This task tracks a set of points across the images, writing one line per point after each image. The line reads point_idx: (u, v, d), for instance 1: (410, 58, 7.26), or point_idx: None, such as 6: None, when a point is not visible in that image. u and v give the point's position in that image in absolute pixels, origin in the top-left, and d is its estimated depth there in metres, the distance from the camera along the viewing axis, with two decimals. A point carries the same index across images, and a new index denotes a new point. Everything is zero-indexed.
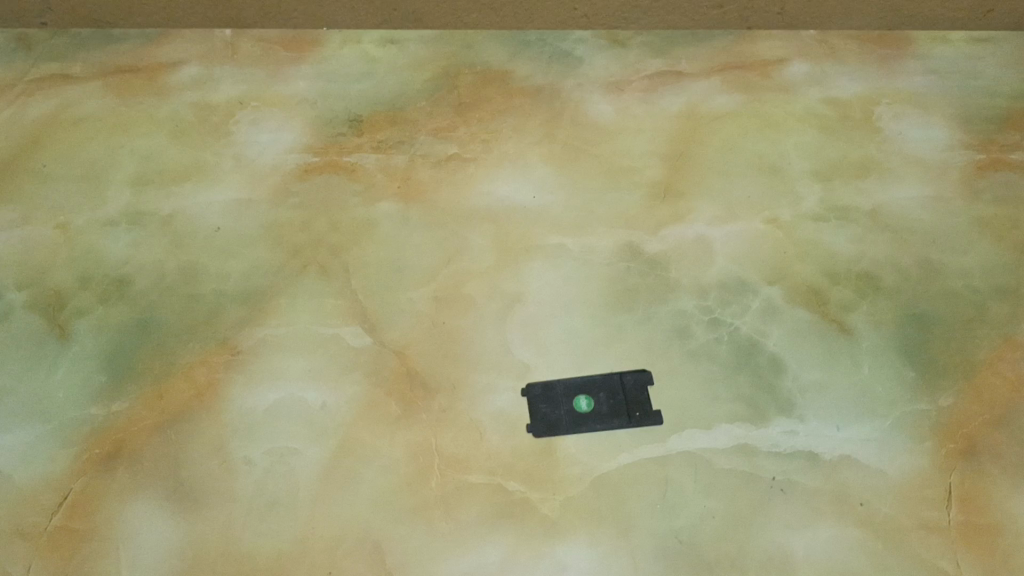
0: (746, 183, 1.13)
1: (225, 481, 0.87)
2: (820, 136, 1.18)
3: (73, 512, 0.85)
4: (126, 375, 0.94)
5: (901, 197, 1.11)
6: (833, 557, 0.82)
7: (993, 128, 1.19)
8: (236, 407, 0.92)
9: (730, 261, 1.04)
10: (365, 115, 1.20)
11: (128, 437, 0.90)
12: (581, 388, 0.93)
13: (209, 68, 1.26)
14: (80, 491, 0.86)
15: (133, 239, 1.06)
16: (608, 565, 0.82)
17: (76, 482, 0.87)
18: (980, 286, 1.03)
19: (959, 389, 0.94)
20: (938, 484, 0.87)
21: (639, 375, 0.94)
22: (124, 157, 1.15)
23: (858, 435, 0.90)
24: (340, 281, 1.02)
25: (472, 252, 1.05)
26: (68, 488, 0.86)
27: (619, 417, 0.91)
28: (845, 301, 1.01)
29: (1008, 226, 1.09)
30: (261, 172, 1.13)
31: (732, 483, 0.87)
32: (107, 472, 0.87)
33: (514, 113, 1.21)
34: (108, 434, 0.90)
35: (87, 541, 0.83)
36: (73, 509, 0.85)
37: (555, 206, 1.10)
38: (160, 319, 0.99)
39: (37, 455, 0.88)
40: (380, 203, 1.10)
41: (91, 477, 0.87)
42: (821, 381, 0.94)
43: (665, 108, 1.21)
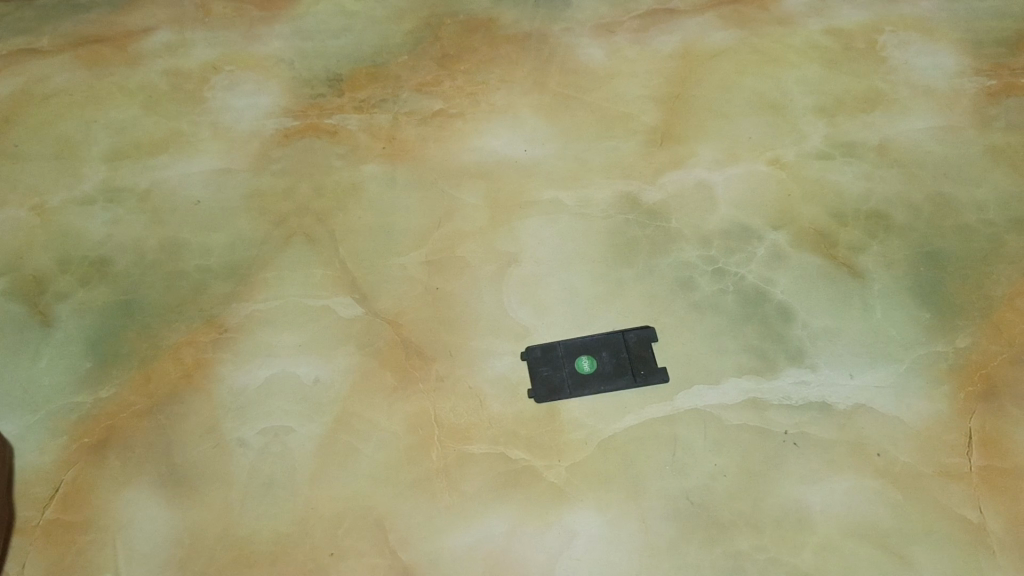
0: (745, 123, 1.08)
1: (220, 464, 0.84)
2: (821, 69, 1.13)
3: (66, 503, 0.83)
4: (111, 359, 0.92)
5: (908, 130, 1.07)
6: (850, 510, 0.80)
7: (1004, 51, 1.13)
8: (229, 386, 0.89)
9: (731, 207, 1.00)
10: (345, 73, 1.15)
11: (118, 424, 0.87)
12: (583, 348, 0.90)
13: (179, 33, 1.21)
14: (72, 482, 0.84)
15: (111, 218, 1.03)
16: (617, 531, 0.79)
17: (67, 472, 0.85)
18: (995, 219, 0.98)
19: (976, 328, 0.90)
20: (958, 428, 0.84)
21: (643, 331, 0.91)
22: (98, 131, 1.11)
23: (872, 382, 0.87)
24: (329, 250, 0.99)
25: (464, 212, 1.01)
26: (59, 479, 0.84)
27: (623, 376, 0.88)
28: (854, 243, 0.97)
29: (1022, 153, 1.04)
30: (241, 140, 1.09)
31: (743, 439, 0.84)
32: (98, 461, 0.85)
33: (501, 62, 1.16)
34: (97, 422, 0.88)
35: (82, 533, 0.81)
36: (67, 500, 0.83)
37: (548, 158, 1.06)
38: (143, 300, 0.96)
39: (25, 445, 0.86)
40: (365, 164, 1.06)
41: (83, 467, 0.85)
42: (831, 328, 0.91)
43: (657, 49, 1.16)
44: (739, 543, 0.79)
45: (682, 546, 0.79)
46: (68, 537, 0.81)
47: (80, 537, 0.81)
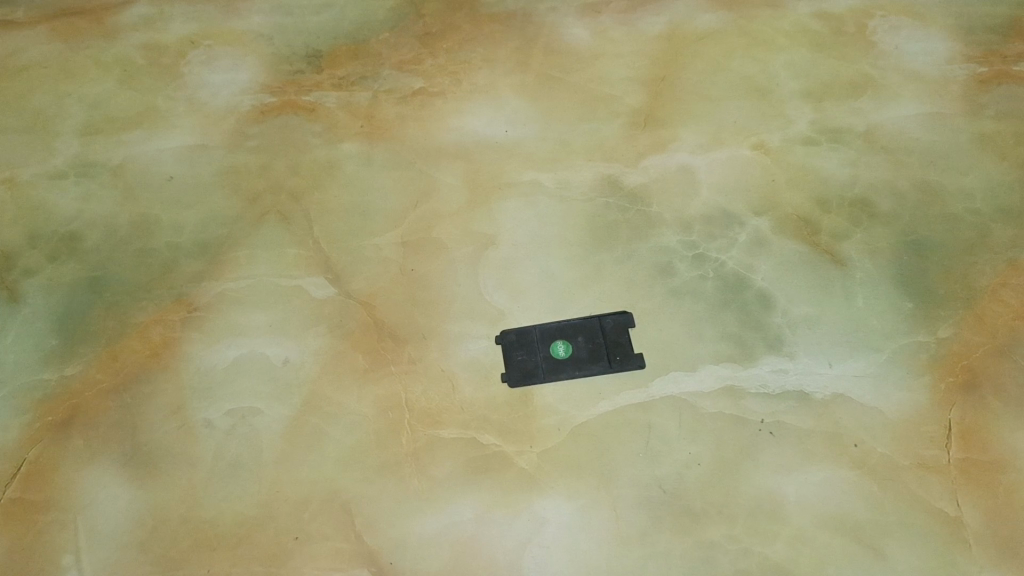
0: (730, 107, 1.06)
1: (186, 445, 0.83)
2: (809, 53, 1.11)
3: (28, 481, 0.81)
4: (78, 337, 0.90)
5: (896, 116, 1.05)
6: (824, 501, 0.79)
7: (997, 38, 1.12)
8: (197, 366, 0.88)
9: (713, 192, 0.99)
10: (325, 50, 1.14)
11: (84, 403, 0.86)
12: (558, 333, 0.89)
13: (158, 6, 1.19)
14: (35, 461, 0.83)
15: (83, 193, 1.01)
16: (587, 519, 0.78)
17: (30, 450, 0.83)
18: (981, 208, 0.97)
19: (958, 318, 0.89)
20: (937, 420, 0.83)
21: (620, 316, 0.90)
22: (71, 105, 1.09)
23: (851, 372, 0.86)
24: (303, 229, 0.97)
25: (442, 192, 1.00)
26: (23, 457, 0.83)
27: (598, 361, 0.87)
28: (837, 230, 0.96)
29: (1011, 142, 1.02)
30: (217, 116, 1.07)
31: (718, 427, 0.83)
32: (63, 439, 0.84)
33: (484, 41, 1.14)
34: (63, 400, 0.86)
35: (44, 512, 0.80)
36: (29, 479, 0.82)
37: (529, 139, 1.04)
38: (113, 277, 0.94)
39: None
40: (343, 143, 1.04)
41: (46, 446, 0.83)
42: (811, 316, 0.90)
43: (644, 30, 1.14)
44: (711, 532, 0.77)
45: (653, 535, 0.77)
46: (29, 516, 0.80)
47: (42, 515, 0.80)
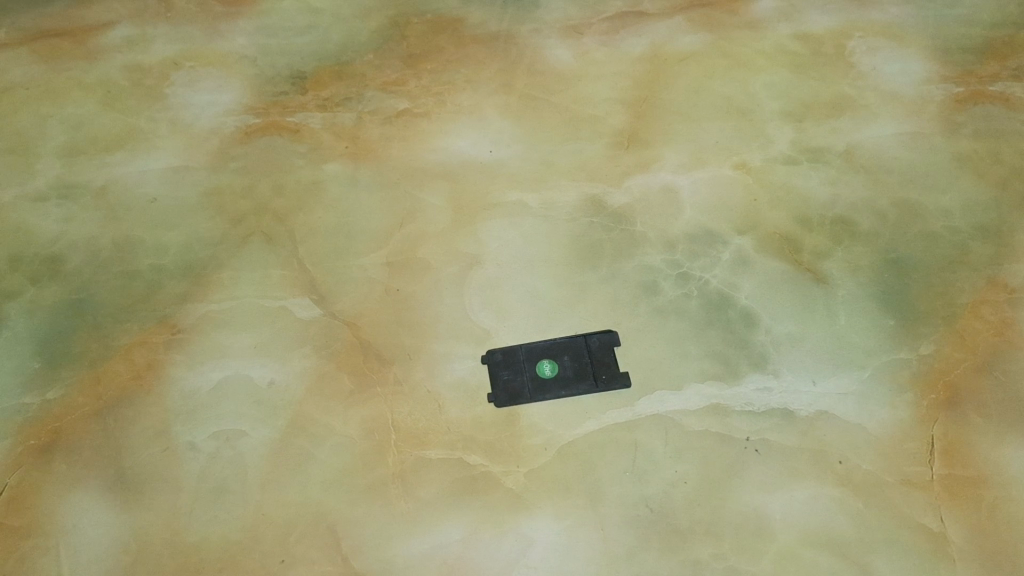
0: (711, 127, 1.08)
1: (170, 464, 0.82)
2: (790, 74, 1.13)
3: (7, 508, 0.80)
4: (61, 360, 0.89)
5: (875, 136, 1.06)
6: (810, 518, 0.79)
7: (972, 58, 1.13)
8: (180, 388, 0.87)
9: (696, 211, 1.00)
10: (309, 71, 1.14)
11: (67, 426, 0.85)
12: (544, 352, 0.89)
13: (141, 27, 1.20)
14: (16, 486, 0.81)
15: (65, 215, 1.01)
16: (575, 540, 0.78)
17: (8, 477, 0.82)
18: (960, 226, 0.98)
19: (939, 335, 0.90)
20: (920, 436, 0.83)
21: (606, 335, 0.90)
22: (54, 127, 1.09)
23: (835, 389, 0.86)
24: (288, 249, 0.97)
25: (428, 212, 1.00)
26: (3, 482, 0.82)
27: (584, 381, 0.87)
28: (818, 249, 0.97)
29: (988, 161, 1.03)
30: (201, 137, 1.07)
31: (705, 445, 0.83)
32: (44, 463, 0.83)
33: (468, 62, 1.15)
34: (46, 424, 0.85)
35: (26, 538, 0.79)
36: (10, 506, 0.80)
37: (514, 160, 1.04)
38: (96, 300, 0.94)
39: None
40: (327, 164, 1.05)
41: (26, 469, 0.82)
42: (794, 334, 0.90)
43: (626, 52, 1.15)
44: (698, 551, 0.77)
45: (640, 555, 0.77)
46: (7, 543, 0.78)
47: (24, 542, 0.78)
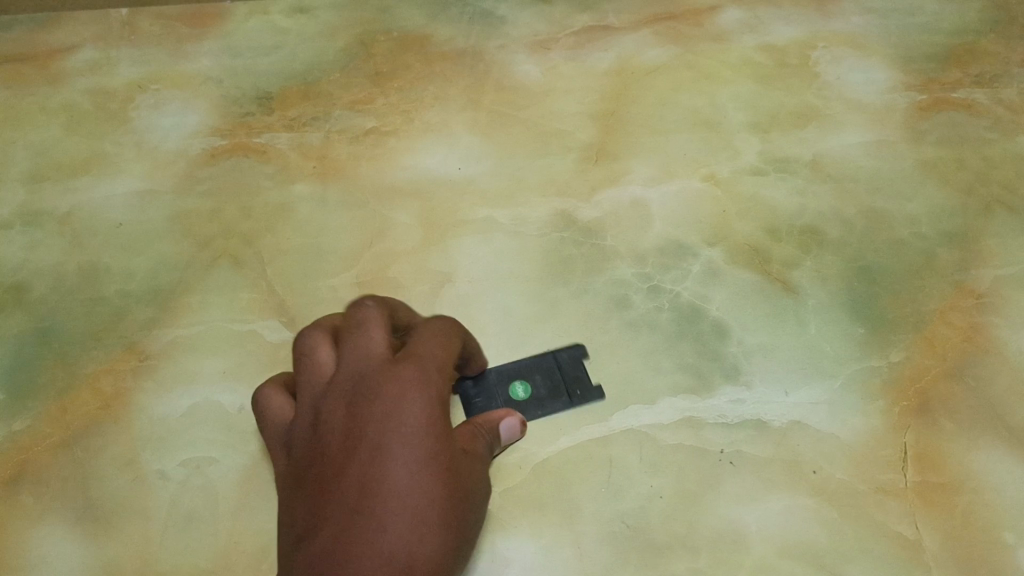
0: (679, 139, 0.94)
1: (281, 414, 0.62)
2: (757, 86, 0.98)
3: (458, 459, 0.55)
4: (24, 392, 0.81)
5: (842, 145, 0.93)
6: (789, 530, 0.70)
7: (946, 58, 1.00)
8: (148, 416, 0.80)
9: (668, 225, 0.88)
10: (275, 90, 1.01)
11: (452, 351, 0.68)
12: (514, 375, 0.79)
13: (106, 51, 1.06)
14: (450, 445, 0.53)
15: (29, 242, 0.92)
16: (553, 559, 0.70)
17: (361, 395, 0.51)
18: (927, 233, 0.86)
19: (909, 342, 0.79)
20: (890, 444, 0.74)
21: (576, 348, 0.81)
22: (16, 150, 0.99)
23: (808, 400, 0.77)
24: (256, 271, 0.88)
25: (396, 231, 0.90)
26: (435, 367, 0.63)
27: (560, 398, 0.78)
28: (788, 258, 0.85)
29: (977, 161, 0.91)
30: (166, 159, 0.97)
31: (678, 459, 0.74)
32: (394, 468, 0.48)
33: (436, 78, 1.01)
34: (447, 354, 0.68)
35: (428, 557, 0.47)
36: (409, 474, 0.48)
37: (481, 176, 0.93)
38: (60, 326, 0.86)
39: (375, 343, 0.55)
40: (294, 184, 0.94)
41: (373, 452, 0.48)
42: (767, 344, 0.80)
43: (593, 66, 1.01)
44: (677, 565, 0.69)
45: (619, 573, 0.69)
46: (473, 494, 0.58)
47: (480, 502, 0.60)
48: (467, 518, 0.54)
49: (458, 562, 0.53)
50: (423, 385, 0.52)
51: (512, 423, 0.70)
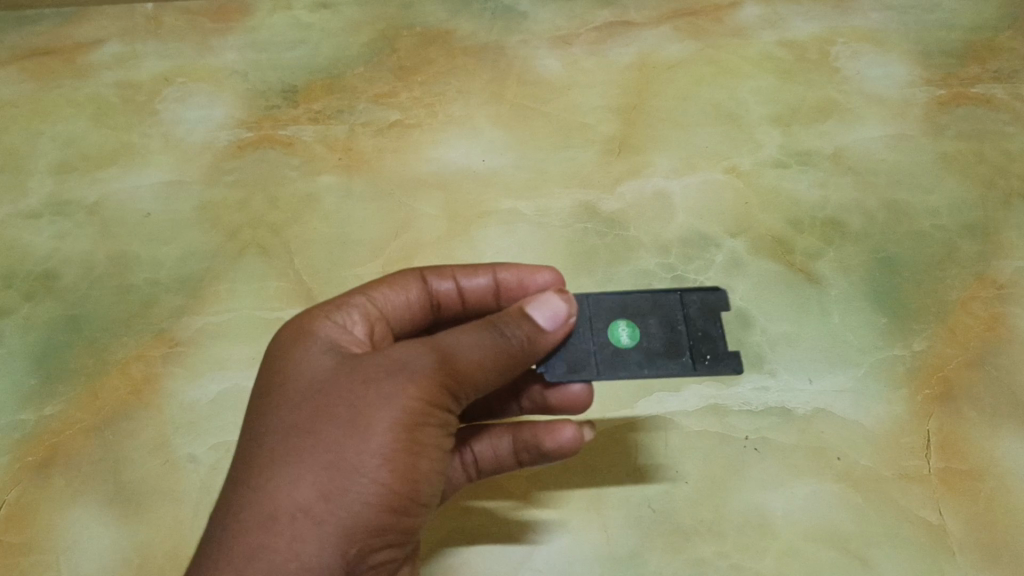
0: (701, 133, 0.94)
1: (480, 407, 0.73)
2: (777, 81, 0.98)
3: (359, 367, 0.56)
4: (57, 378, 0.83)
5: (862, 139, 0.93)
6: (813, 514, 0.72)
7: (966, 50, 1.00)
8: (179, 401, 0.81)
9: (691, 216, 0.89)
10: (300, 84, 1.02)
11: (482, 284, 0.69)
12: (619, 309, 0.63)
13: (132, 45, 1.07)
14: (343, 373, 0.56)
15: (59, 232, 0.94)
16: (581, 543, 0.72)
17: (271, 366, 0.59)
18: (946, 224, 0.87)
19: (931, 331, 0.80)
20: (914, 431, 0.75)
21: (710, 294, 0.64)
22: (44, 142, 1.00)
23: (831, 387, 0.77)
24: (283, 261, 0.89)
25: (421, 222, 0.91)
26: (424, 313, 0.69)
27: (678, 359, 0.61)
28: (811, 249, 0.85)
29: (997, 156, 0.91)
30: (193, 151, 0.98)
31: (704, 446, 0.75)
32: (277, 423, 0.55)
33: (459, 72, 1.02)
34: (474, 290, 0.69)
35: (287, 487, 0.51)
36: (278, 428, 0.54)
37: (505, 168, 0.94)
38: (90, 314, 0.87)
39: (304, 314, 0.62)
40: (320, 175, 0.95)
41: (263, 412, 0.56)
42: (791, 333, 0.80)
43: (614, 61, 1.01)
44: (702, 549, 0.71)
45: (645, 556, 0.71)
46: (395, 385, 0.54)
47: (441, 397, 0.55)
48: (363, 421, 0.53)
49: (367, 464, 0.52)
50: (324, 344, 0.59)
51: (546, 296, 0.59)
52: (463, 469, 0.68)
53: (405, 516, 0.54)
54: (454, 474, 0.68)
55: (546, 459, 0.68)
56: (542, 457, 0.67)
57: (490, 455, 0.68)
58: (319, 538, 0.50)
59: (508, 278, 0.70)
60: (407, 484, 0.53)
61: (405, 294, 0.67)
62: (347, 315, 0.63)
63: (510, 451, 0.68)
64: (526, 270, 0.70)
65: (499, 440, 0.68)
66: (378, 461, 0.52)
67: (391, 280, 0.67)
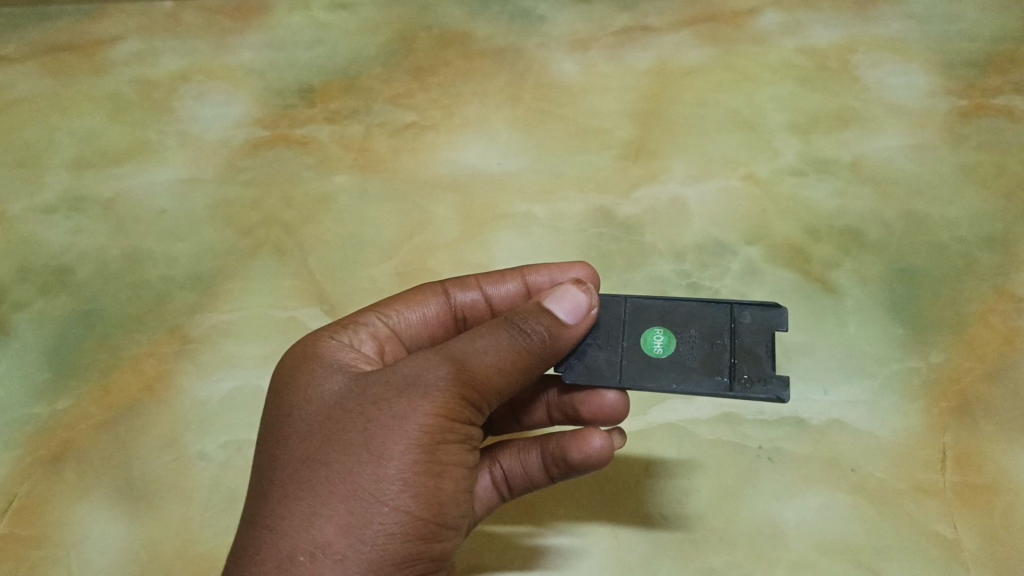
0: (719, 138, 0.93)
1: (508, 415, 0.72)
2: (797, 89, 0.96)
3: (371, 389, 0.55)
4: (69, 372, 0.84)
5: (881, 149, 0.91)
6: (825, 526, 0.71)
7: (991, 54, 0.95)
8: (190, 398, 0.81)
9: (707, 223, 0.88)
10: (317, 84, 1.02)
11: (511, 290, 0.69)
12: (660, 318, 0.63)
13: (151, 41, 1.08)
14: (355, 397, 0.55)
15: (74, 226, 0.94)
16: (591, 550, 0.72)
17: (280, 395, 0.59)
18: (966, 236, 0.85)
19: (948, 343, 0.78)
20: (929, 444, 0.73)
21: (765, 312, 0.61)
22: (62, 138, 1.01)
23: (846, 399, 0.76)
24: (296, 260, 0.89)
25: (435, 224, 0.91)
26: (448, 326, 0.69)
27: (713, 376, 0.60)
28: (828, 258, 0.84)
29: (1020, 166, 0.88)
30: (209, 148, 0.98)
31: (717, 455, 0.75)
32: (287, 454, 0.54)
33: (476, 75, 1.01)
34: (502, 298, 0.69)
35: (305, 523, 0.51)
36: (289, 461, 0.54)
37: (521, 171, 0.93)
38: (104, 309, 0.88)
39: (313, 338, 0.63)
40: (336, 175, 0.95)
41: (274, 445, 0.56)
42: (806, 343, 0.80)
43: (631, 65, 0.99)
44: (713, 559, 0.70)
45: (655, 564, 0.71)
46: (410, 404, 0.54)
47: (459, 412, 0.55)
48: (379, 446, 0.52)
49: (387, 492, 0.51)
50: (333, 369, 0.59)
51: (565, 289, 0.60)
52: (493, 485, 0.66)
53: (431, 541, 0.53)
54: (483, 492, 0.66)
55: (575, 473, 0.64)
56: (570, 470, 0.63)
57: (520, 472, 0.66)
58: (341, 574, 0.49)
59: (538, 281, 0.70)
60: (430, 508, 0.52)
61: (423, 310, 0.68)
62: (355, 335, 0.64)
63: (541, 466, 0.66)
64: (556, 270, 0.70)
65: (528, 455, 0.66)
66: (398, 486, 0.52)
67: (412, 297, 0.69)
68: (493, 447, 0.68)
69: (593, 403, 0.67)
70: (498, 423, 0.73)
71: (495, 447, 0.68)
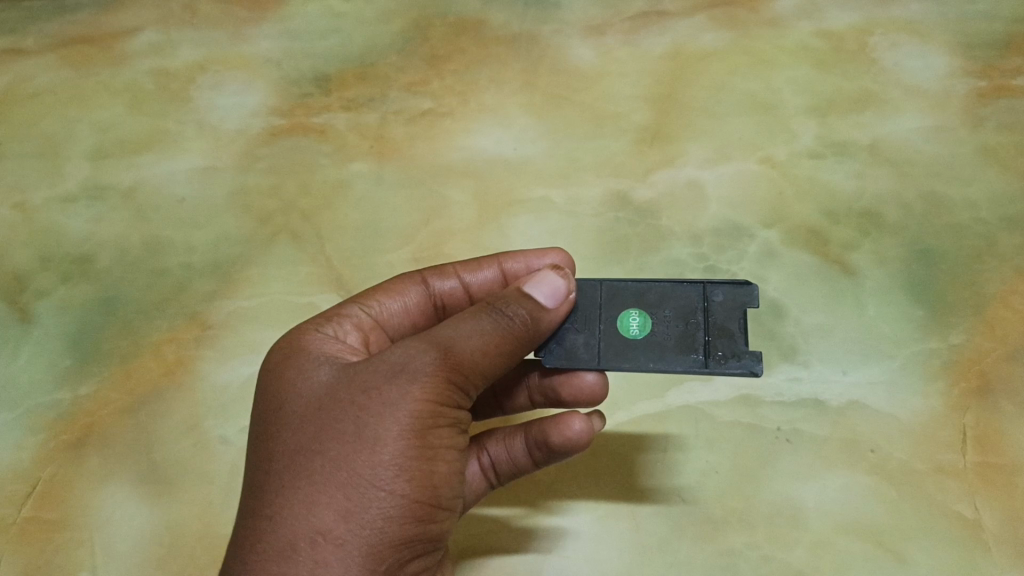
0: (735, 122, 0.93)
1: (491, 402, 0.72)
2: (815, 71, 0.95)
3: (359, 378, 0.55)
4: (91, 358, 0.85)
5: (900, 131, 0.90)
6: (844, 507, 0.71)
7: (1012, 35, 0.94)
8: (211, 383, 0.82)
9: (724, 206, 0.88)
10: (333, 72, 1.02)
11: (488, 277, 0.70)
12: (635, 300, 0.63)
13: (168, 32, 1.08)
14: (344, 386, 0.55)
15: (95, 215, 0.95)
16: (607, 531, 0.72)
17: (269, 391, 0.59)
18: (987, 217, 0.84)
19: (968, 324, 0.78)
20: (950, 424, 0.73)
21: (737, 289, 0.62)
22: (82, 129, 1.02)
23: (865, 379, 0.76)
24: (315, 247, 0.90)
25: (451, 210, 0.91)
26: (429, 314, 0.69)
27: (688, 354, 0.60)
28: (847, 240, 0.84)
29: None
30: (226, 137, 0.99)
31: (735, 435, 0.75)
32: (282, 445, 0.54)
33: (491, 61, 1.01)
34: (480, 285, 0.70)
35: (303, 511, 0.50)
36: (282, 452, 0.54)
37: (536, 157, 0.93)
38: (125, 297, 0.88)
39: (300, 332, 0.63)
40: (352, 163, 0.95)
41: (266, 439, 0.55)
42: (824, 324, 0.79)
43: (648, 50, 0.99)
44: (732, 539, 0.70)
45: (674, 544, 0.71)
46: (400, 392, 0.53)
47: (449, 397, 0.55)
48: (370, 433, 0.52)
49: (383, 477, 0.51)
50: (321, 362, 0.59)
51: (544, 275, 0.60)
52: (481, 472, 0.65)
53: (428, 522, 0.53)
54: (472, 479, 0.64)
55: (558, 456, 0.63)
56: (553, 454, 0.63)
57: (506, 458, 0.65)
58: (342, 559, 0.49)
59: (515, 268, 0.70)
60: (425, 491, 0.52)
61: (404, 299, 0.68)
62: (339, 327, 0.64)
63: (526, 451, 0.65)
64: (531, 256, 0.70)
65: (513, 441, 0.65)
66: (392, 471, 0.51)
67: (392, 287, 0.69)
68: (479, 436, 0.67)
69: (574, 385, 0.66)
70: (483, 410, 0.73)
71: (481, 435, 0.67)
